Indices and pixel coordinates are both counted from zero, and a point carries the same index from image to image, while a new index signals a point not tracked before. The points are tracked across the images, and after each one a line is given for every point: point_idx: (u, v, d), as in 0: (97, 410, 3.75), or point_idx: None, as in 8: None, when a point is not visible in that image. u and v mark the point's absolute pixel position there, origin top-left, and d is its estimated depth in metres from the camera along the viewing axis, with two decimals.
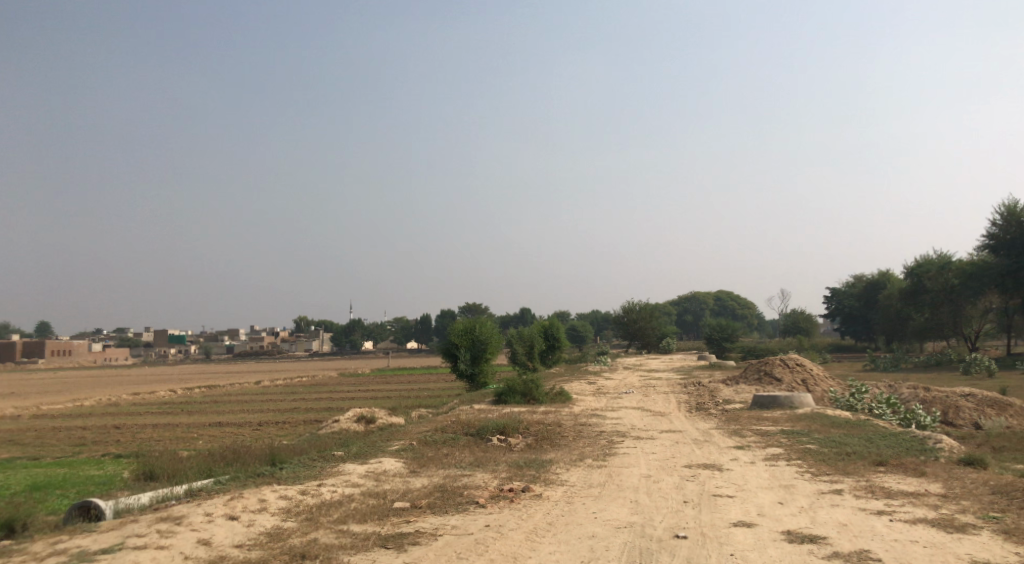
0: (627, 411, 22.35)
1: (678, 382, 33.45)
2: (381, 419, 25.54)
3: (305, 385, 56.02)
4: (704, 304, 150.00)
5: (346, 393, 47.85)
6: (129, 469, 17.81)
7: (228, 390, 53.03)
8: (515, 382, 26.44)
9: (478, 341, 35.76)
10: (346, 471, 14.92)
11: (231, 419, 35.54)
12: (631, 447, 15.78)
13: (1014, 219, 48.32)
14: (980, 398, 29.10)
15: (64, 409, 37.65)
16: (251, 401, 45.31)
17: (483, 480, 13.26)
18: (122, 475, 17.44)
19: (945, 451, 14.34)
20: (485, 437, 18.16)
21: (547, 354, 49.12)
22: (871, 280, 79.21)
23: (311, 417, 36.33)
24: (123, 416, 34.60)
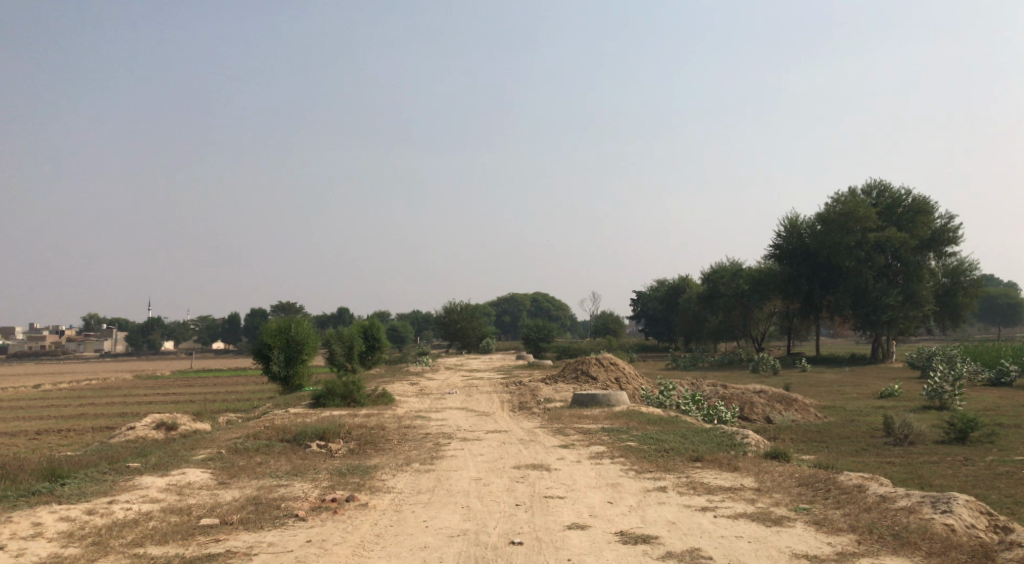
0: (450, 412, 22.09)
1: (499, 382, 33.66)
2: (185, 426, 23.76)
3: (99, 389, 51.61)
4: (521, 305, 153.14)
5: (145, 397, 44.45)
6: None
7: (4, 395, 47.78)
8: (334, 384, 25.51)
9: (293, 342, 34.27)
10: (145, 485, 13.61)
11: (7, 429, 31.91)
12: (457, 449, 15.49)
13: (795, 231, 52.54)
14: (772, 394, 31.31)
15: None
16: (33, 407, 41.04)
17: (302, 489, 12.49)
18: None
19: (753, 446, 15.10)
20: (304, 443, 17.26)
21: (366, 354, 48.05)
22: (672, 284, 83.81)
23: (104, 424, 33.33)
24: None
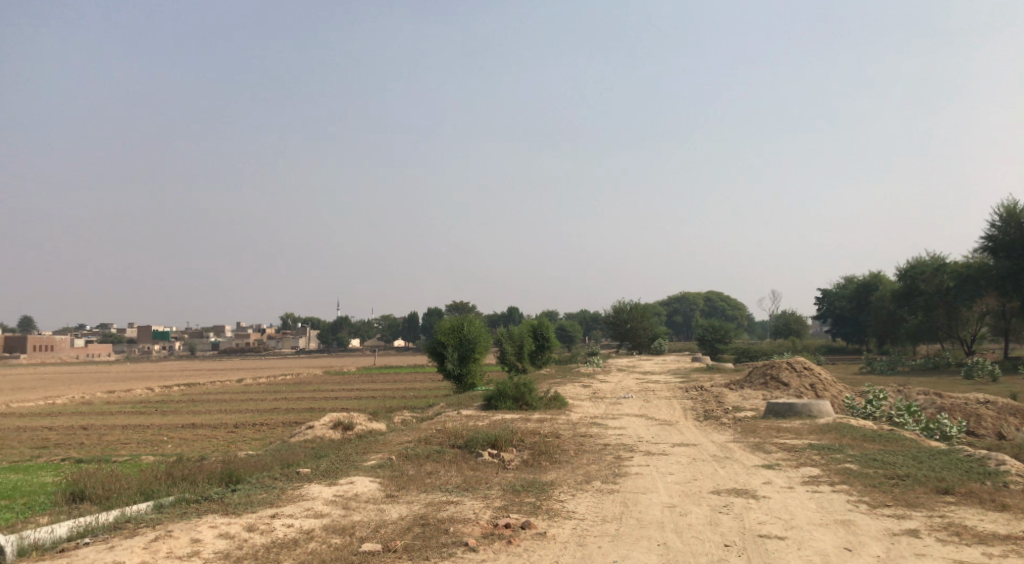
0: (630, 419, 20.28)
1: (679, 386, 31.41)
2: (359, 426, 23.41)
3: (289, 384, 53.86)
4: (695, 305, 148.23)
5: (329, 393, 45.64)
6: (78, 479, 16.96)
7: (207, 388, 50.88)
8: (505, 385, 24.36)
9: (466, 340, 33.59)
10: (310, 496, 12.80)
11: (205, 420, 33.35)
12: (643, 465, 13.67)
13: (1014, 220, 46.38)
14: (1002, 407, 27.07)
15: (31, 411, 35.74)
16: (228, 400, 43.12)
17: (473, 510, 11.13)
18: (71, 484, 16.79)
19: (1014, 476, 12.24)
20: (475, 452, 16.01)
21: (537, 354, 46.95)
22: (864, 282, 77.45)
23: (290, 419, 34.15)
24: (94, 417, 32.69)
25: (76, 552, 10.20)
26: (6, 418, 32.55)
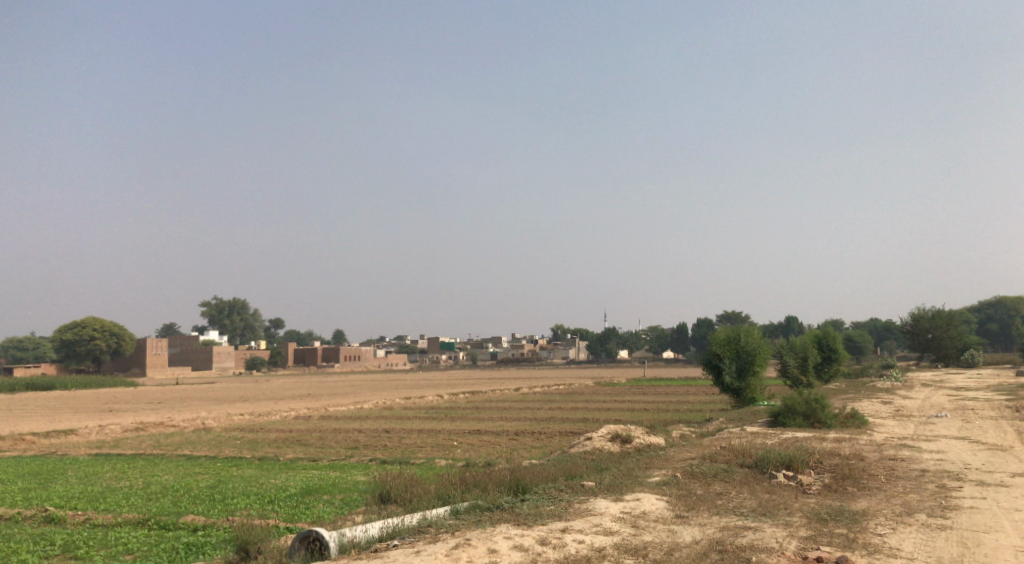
0: (948, 442, 17.92)
1: (1002, 404, 27.52)
2: (639, 439, 23.03)
3: (565, 394, 55.03)
4: (1012, 311, 130.79)
5: (605, 404, 45.88)
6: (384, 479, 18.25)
7: (489, 396, 53.45)
8: (794, 401, 22.78)
9: (744, 352, 32.00)
10: (599, 511, 12.57)
11: (490, 427, 34.86)
12: (976, 498, 11.85)
13: None
14: None
15: (341, 414, 39.59)
16: (509, 408, 44.89)
17: (777, 538, 10.23)
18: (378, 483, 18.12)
19: None
20: (768, 472, 14.93)
21: (823, 367, 43.71)
22: None
23: (569, 428, 34.68)
24: (393, 421, 35.47)
25: (388, 553, 10.76)
26: (321, 420, 36.32)
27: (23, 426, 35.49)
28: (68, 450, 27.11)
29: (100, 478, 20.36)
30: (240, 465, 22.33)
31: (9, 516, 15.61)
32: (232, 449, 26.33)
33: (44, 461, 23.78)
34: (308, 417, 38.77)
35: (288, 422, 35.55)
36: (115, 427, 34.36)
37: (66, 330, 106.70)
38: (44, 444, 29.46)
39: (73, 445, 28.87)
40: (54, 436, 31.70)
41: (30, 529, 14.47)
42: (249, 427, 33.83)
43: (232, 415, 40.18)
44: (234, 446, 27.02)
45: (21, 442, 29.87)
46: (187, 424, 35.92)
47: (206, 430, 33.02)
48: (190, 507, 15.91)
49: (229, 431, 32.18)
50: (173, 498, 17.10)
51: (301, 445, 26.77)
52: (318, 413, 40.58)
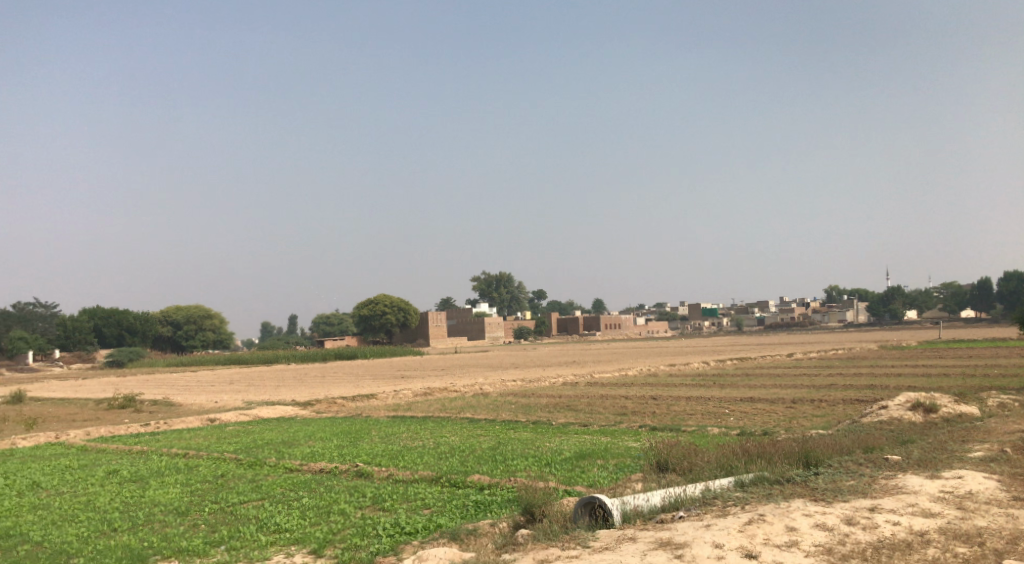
0: None
1: None
2: (944, 408, 20.36)
3: (847, 359, 51.10)
4: None
5: (896, 368, 41.79)
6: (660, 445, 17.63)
7: (762, 362, 51.00)
8: None
9: None
10: (912, 490, 10.94)
11: (767, 394, 33.00)
12: None
13: None
14: None
15: (610, 380, 39.59)
16: (785, 374, 42.36)
17: None
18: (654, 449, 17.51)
19: None
20: None
21: None
22: None
23: (855, 396, 31.89)
24: (663, 388, 34.76)
25: (675, 525, 10.05)
26: (591, 386, 36.52)
27: (329, 391, 39.33)
28: (367, 412, 29.49)
29: (397, 438, 21.76)
30: (517, 428, 22.81)
31: (325, 469, 17.00)
32: (509, 413, 27.10)
33: (350, 422, 25.93)
34: (578, 382, 39.20)
35: (559, 388, 36.12)
36: (404, 392, 36.99)
37: (364, 306, 117.40)
38: (349, 406, 32.32)
39: (372, 407, 31.40)
40: (355, 399, 34.78)
41: (343, 482, 15.59)
42: (523, 392, 34.81)
43: (507, 381, 41.72)
44: (511, 410, 27.83)
45: (329, 404, 33.05)
46: (467, 390, 37.78)
47: (483, 395, 34.48)
48: (477, 467, 16.33)
49: (505, 396, 33.29)
50: (461, 458, 17.71)
51: (573, 410, 26.91)
52: (587, 380, 40.91)
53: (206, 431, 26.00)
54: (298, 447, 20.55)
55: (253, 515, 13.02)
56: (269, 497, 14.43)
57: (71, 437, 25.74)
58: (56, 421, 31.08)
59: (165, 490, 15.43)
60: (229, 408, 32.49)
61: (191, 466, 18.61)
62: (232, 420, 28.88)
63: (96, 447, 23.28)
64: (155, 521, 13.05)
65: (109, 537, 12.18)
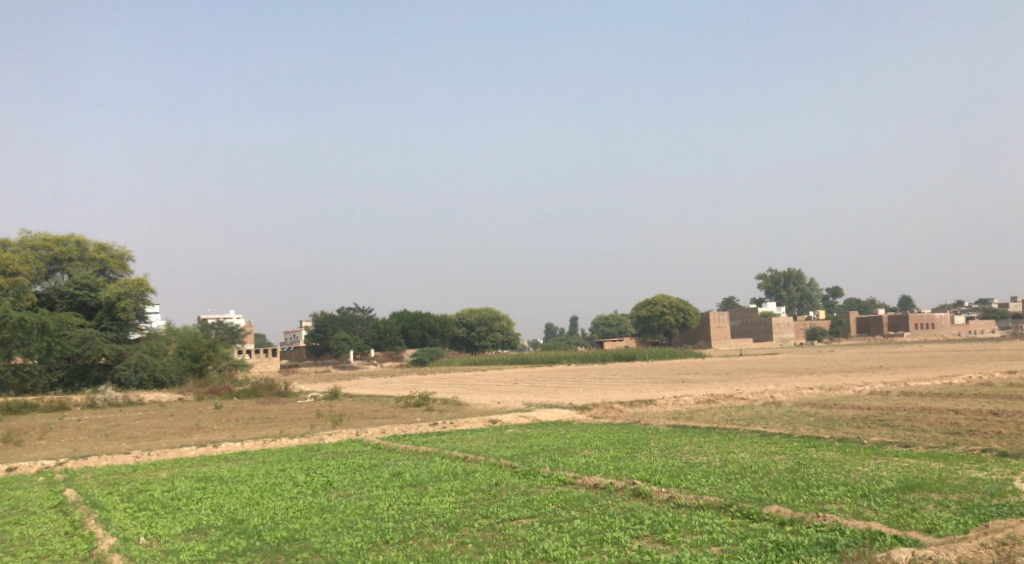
0: None
1: None
2: None
3: None
4: None
5: None
6: (1020, 484, 13.96)
7: None
8: None
9: None
10: None
11: None
12: None
13: None
14: None
15: (931, 390, 34.34)
16: None
17: None
18: (1012, 487, 13.88)
19: None
20: None
21: None
22: None
23: None
24: (1003, 401, 29.22)
25: None
26: (908, 397, 31.74)
27: (609, 395, 38.12)
28: (647, 420, 27.72)
29: (680, 453, 19.83)
30: (822, 446, 19.83)
31: (602, 486, 15.54)
32: (808, 427, 23.91)
33: (630, 431, 24.40)
34: (890, 392, 34.51)
35: (869, 398, 31.81)
36: (687, 398, 34.73)
37: (642, 307, 117.04)
38: (629, 412, 30.84)
39: (653, 414, 29.68)
40: (635, 404, 33.23)
41: (620, 502, 14.07)
42: (823, 403, 31.02)
43: (801, 389, 37.72)
44: (811, 424, 24.56)
45: (609, 410, 31.75)
46: (757, 397, 34.76)
47: (776, 405, 31.22)
48: (773, 494, 13.98)
49: (801, 407, 29.76)
50: (756, 481, 15.40)
51: (889, 427, 23.03)
52: (901, 389, 35.88)
53: (487, 433, 25.81)
54: (576, 457, 19.32)
55: (522, 537, 11.84)
56: (541, 516, 13.21)
57: (367, 435, 26.75)
58: (356, 418, 32.89)
59: (440, 500, 14.84)
60: (510, 410, 32.39)
61: (469, 472, 18.07)
62: (513, 423, 28.57)
63: (386, 446, 23.90)
64: (423, 536, 12.30)
65: (379, 550, 11.64)
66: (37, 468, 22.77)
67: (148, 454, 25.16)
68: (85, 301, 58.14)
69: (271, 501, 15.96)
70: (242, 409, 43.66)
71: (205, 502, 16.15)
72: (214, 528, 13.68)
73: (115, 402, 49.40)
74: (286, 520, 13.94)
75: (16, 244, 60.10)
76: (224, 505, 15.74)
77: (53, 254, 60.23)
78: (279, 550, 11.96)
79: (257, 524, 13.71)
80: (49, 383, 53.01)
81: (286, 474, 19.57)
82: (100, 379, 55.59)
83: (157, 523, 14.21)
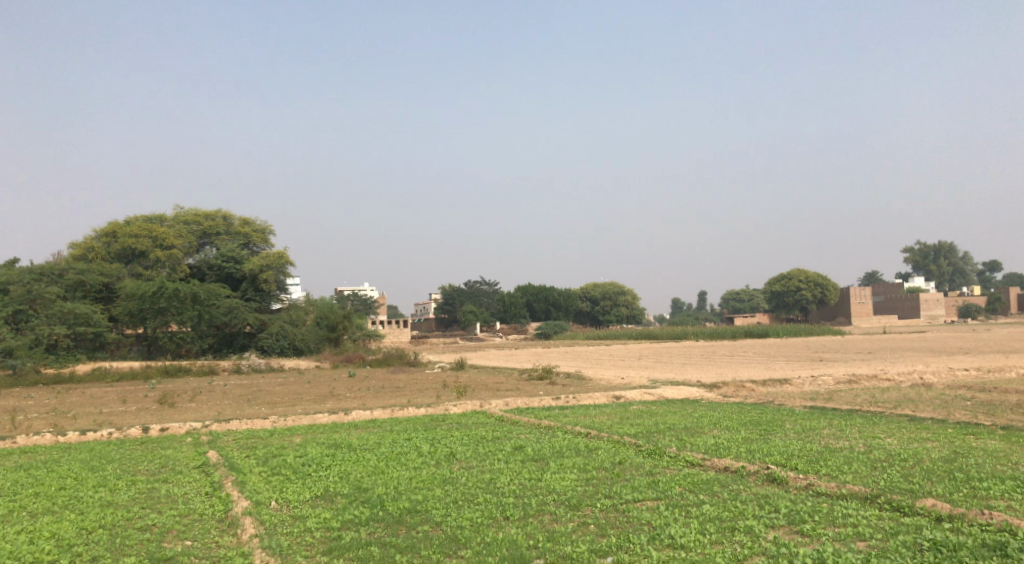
0: None
1: None
2: None
3: None
4: None
5: None
6: None
7: None
8: None
9: None
10: None
11: None
12: None
13: None
14: None
15: None
16: None
17: None
18: None
19: None
20: None
21: None
22: None
23: None
24: None
25: None
26: None
27: (740, 373, 36.69)
28: (782, 400, 26.37)
29: (818, 436, 18.63)
30: (979, 434, 18.16)
31: (733, 469, 14.74)
32: (963, 413, 22.04)
33: (764, 411, 23.24)
34: None
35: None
36: (826, 378, 32.92)
37: (776, 282, 112.73)
38: (762, 392, 29.49)
39: (787, 394, 28.25)
40: (768, 383, 31.77)
41: (753, 488, 13.25)
42: (979, 386, 28.63)
43: (954, 370, 35.04)
44: (966, 409, 22.65)
45: (739, 388, 30.49)
46: (903, 378, 32.53)
47: (925, 388, 29.10)
48: (927, 486, 12.80)
49: (954, 390, 27.60)
50: (905, 471, 14.19)
51: None
52: None
53: (612, 409, 25.22)
54: (704, 437, 18.51)
55: (648, 521, 11.29)
56: (668, 499, 12.60)
57: (492, 407, 26.75)
58: (481, 390, 33.03)
59: (562, 477, 14.44)
60: (636, 386, 31.62)
61: (592, 449, 17.58)
62: (638, 399, 27.87)
63: (510, 419, 23.73)
64: (544, 515, 11.93)
65: (500, 527, 11.35)
66: (184, 429, 23.93)
67: (283, 420, 26.04)
68: (232, 272, 61.24)
69: (395, 471, 16.06)
70: (374, 377, 44.87)
71: (332, 469, 16.39)
72: (341, 495, 13.84)
73: (258, 368, 51.88)
74: (409, 490, 13.93)
75: (170, 219, 63.86)
76: (351, 473, 15.96)
77: (203, 228, 63.69)
78: (401, 522, 11.91)
79: (381, 493, 13.75)
80: (200, 349, 56.30)
81: (411, 444, 19.73)
82: (245, 347, 58.49)
83: (288, 488, 14.51)
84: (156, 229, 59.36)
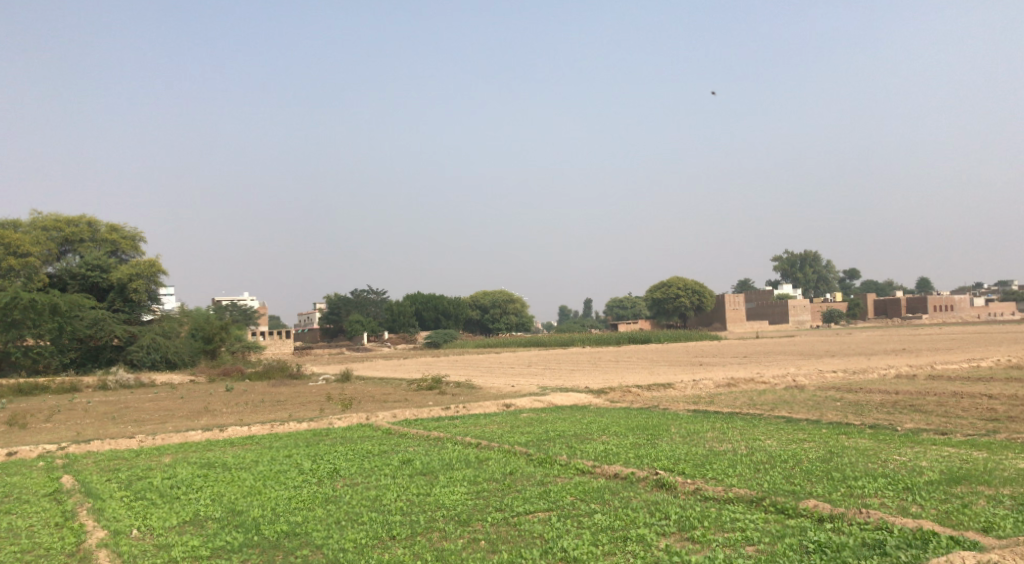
0: None
1: None
2: None
3: None
4: None
5: None
6: None
7: None
8: None
9: None
10: None
11: None
12: None
13: None
14: None
15: (959, 375, 33.19)
16: None
17: None
18: None
19: None
20: None
21: None
22: None
23: None
24: None
25: None
26: (935, 381, 30.59)
27: (625, 378, 37.13)
28: (667, 404, 26.78)
29: (704, 440, 18.88)
30: (852, 434, 18.84)
31: (622, 476, 14.64)
32: (837, 413, 22.89)
33: (650, 416, 23.48)
34: (917, 377, 33.40)
35: (895, 383, 30.71)
36: (706, 382, 33.78)
37: (656, 290, 115.94)
38: (647, 397, 29.92)
39: (671, 399, 28.73)
40: (652, 388, 32.25)
41: (643, 494, 13.20)
42: (848, 387, 29.90)
43: (824, 373, 36.66)
44: (838, 410, 23.54)
45: (626, 394, 30.79)
46: (779, 381, 33.73)
47: (799, 389, 30.24)
48: (808, 487, 13.03)
49: (826, 391, 28.77)
50: (787, 472, 14.46)
51: (922, 412, 22.00)
52: (925, 373, 34.77)
53: (501, 418, 24.93)
54: (594, 443, 18.43)
55: (539, 533, 10.97)
56: (560, 509, 12.33)
57: (378, 420, 25.99)
58: (367, 401, 32.14)
59: (450, 491, 13.95)
60: (524, 394, 31.48)
61: (482, 460, 17.17)
62: (527, 407, 27.73)
63: (397, 431, 23.06)
64: (432, 532, 11.43)
65: (384, 548, 10.78)
66: (38, 452, 22.05)
67: (152, 439, 24.44)
68: (97, 282, 57.61)
69: (273, 490, 15.16)
70: (253, 391, 43.09)
71: (205, 491, 15.33)
72: (212, 520, 12.90)
73: (127, 383, 48.95)
74: (288, 511, 13.12)
75: (26, 224, 59.50)
76: (225, 494, 14.96)
77: (65, 235, 59.73)
78: (278, 546, 11.16)
79: (257, 516, 12.89)
80: (61, 365, 52.59)
81: (292, 461, 18.80)
82: (112, 361, 55.15)
83: (153, 514, 13.41)
84: (10, 235, 55.14)
